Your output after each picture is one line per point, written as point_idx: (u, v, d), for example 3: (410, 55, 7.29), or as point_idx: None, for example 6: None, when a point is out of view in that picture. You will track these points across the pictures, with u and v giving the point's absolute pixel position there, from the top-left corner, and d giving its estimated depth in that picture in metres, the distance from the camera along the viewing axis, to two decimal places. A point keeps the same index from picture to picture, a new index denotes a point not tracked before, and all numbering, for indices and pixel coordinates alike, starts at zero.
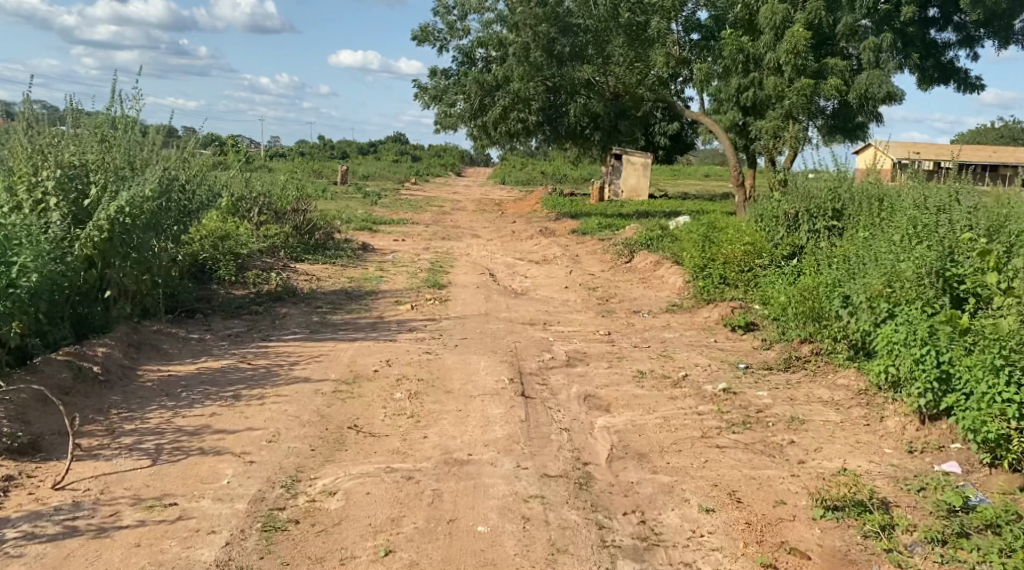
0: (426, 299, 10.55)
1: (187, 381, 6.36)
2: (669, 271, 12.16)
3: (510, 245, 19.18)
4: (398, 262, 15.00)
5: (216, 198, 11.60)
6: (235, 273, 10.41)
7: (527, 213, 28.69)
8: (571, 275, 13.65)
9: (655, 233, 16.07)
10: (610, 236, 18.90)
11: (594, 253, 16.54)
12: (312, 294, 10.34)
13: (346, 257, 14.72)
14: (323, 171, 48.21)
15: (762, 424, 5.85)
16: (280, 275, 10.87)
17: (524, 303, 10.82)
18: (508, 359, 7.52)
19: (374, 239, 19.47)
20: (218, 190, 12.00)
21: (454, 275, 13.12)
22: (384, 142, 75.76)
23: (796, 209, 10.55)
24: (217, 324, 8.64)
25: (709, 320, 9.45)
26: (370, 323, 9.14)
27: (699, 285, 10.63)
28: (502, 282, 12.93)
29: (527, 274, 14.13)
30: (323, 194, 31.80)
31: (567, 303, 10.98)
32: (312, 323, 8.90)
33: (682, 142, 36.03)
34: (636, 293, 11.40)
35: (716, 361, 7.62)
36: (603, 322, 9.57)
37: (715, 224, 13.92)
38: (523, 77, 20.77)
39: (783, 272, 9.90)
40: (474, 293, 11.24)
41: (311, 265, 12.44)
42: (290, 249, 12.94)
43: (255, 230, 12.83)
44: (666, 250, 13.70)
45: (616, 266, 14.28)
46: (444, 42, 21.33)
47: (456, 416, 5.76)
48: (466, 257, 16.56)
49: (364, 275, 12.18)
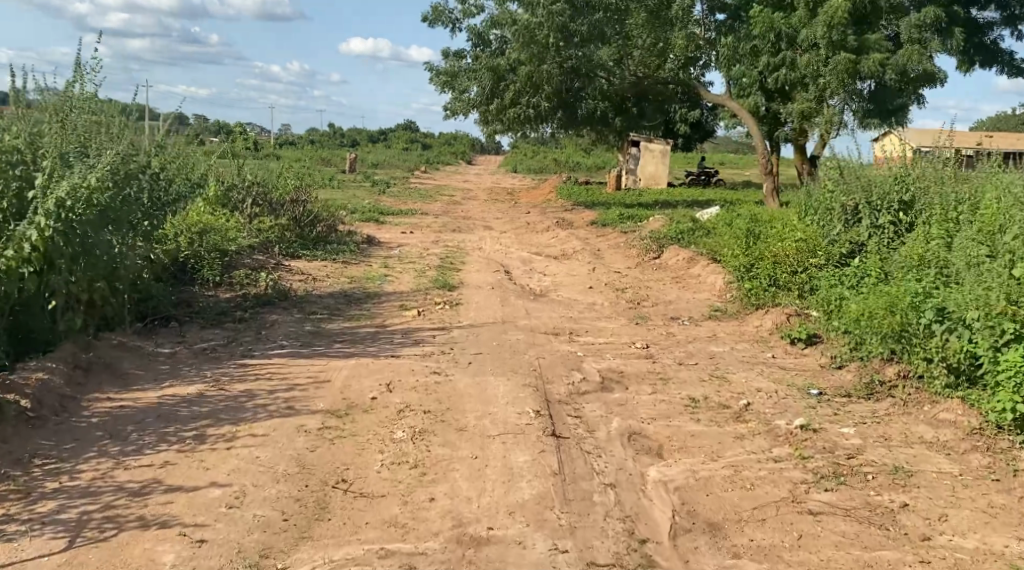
0: (435, 303, 9.35)
1: (141, 416, 5.17)
2: (707, 272, 10.90)
3: (524, 238, 17.93)
4: (405, 258, 13.77)
5: (198, 190, 10.40)
6: (220, 273, 9.25)
7: (542, 203, 27.46)
8: (595, 273, 12.43)
9: (685, 225, 14.82)
10: (633, 228, 17.69)
11: (618, 247, 15.29)
12: (307, 298, 9.15)
13: (348, 252, 13.53)
14: (332, 158, 47.07)
15: (858, 477, 4.63)
16: (272, 276, 9.69)
17: (545, 307, 9.60)
18: (532, 381, 6.32)
19: (381, 231, 18.30)
20: (201, 180, 10.80)
21: (466, 273, 11.92)
22: (395, 130, 74.72)
23: (855, 201, 9.52)
24: (192, 335, 7.45)
25: (762, 331, 8.21)
26: (372, 332, 7.94)
27: (744, 287, 9.41)
28: (519, 281, 11.73)
29: (545, 272, 12.91)
30: (328, 183, 30.60)
31: (594, 307, 9.77)
32: (304, 333, 7.72)
33: (703, 129, 34.90)
34: (672, 295, 10.16)
35: (782, 385, 6.39)
36: (638, 332, 8.34)
37: (753, 217, 12.67)
38: (536, 58, 19.49)
39: (842, 274, 8.68)
40: (489, 295, 10.04)
41: (308, 262, 11.26)
42: (285, 244, 11.74)
43: (247, 223, 11.64)
44: (699, 247, 12.47)
45: (644, 262, 13.04)
46: (457, 23, 20.07)
47: (470, 465, 4.55)
48: (479, 252, 15.34)
49: (368, 274, 10.99)
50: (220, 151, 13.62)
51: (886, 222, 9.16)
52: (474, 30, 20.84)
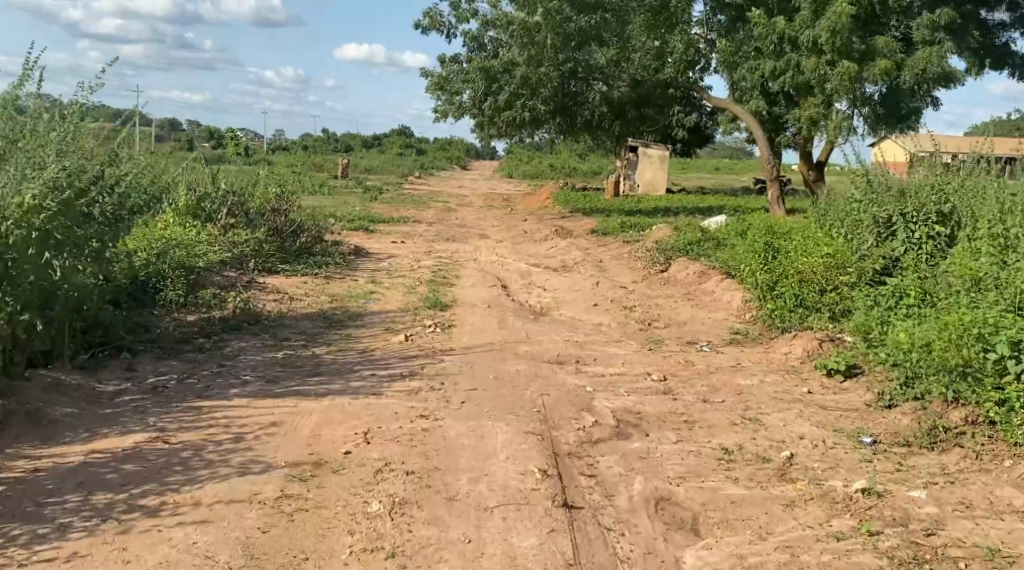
0: (423, 325, 8.40)
1: (60, 482, 4.28)
2: (723, 288, 9.98)
3: (521, 248, 17.02)
4: (394, 271, 12.83)
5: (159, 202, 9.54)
6: (185, 293, 8.35)
7: (537, 209, 26.58)
8: (599, 288, 11.52)
9: (693, 235, 13.88)
10: (636, 237, 16.80)
11: (620, 259, 14.38)
12: (281, 321, 8.20)
13: (332, 266, 12.57)
14: (324, 165, 46.10)
15: (947, 565, 3.79)
16: (243, 296, 8.76)
17: (547, 329, 8.67)
18: (536, 427, 5.39)
19: (370, 241, 17.37)
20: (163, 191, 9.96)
21: (459, 288, 11.00)
22: (389, 135, 73.94)
23: (888, 212, 8.60)
24: (144, 366, 6.52)
25: (793, 360, 7.30)
26: (352, 361, 7.00)
27: (767, 308, 8.50)
28: (517, 298, 10.82)
29: (546, 286, 11.97)
30: (318, 190, 29.69)
31: (600, 328, 8.85)
32: (275, 364, 6.78)
33: (701, 134, 33.63)
34: (687, 315, 9.24)
35: (829, 431, 5.48)
36: (652, 359, 7.42)
37: (770, 226, 11.73)
38: (532, 61, 18.56)
39: (879, 294, 7.78)
40: (485, 315, 9.10)
41: (286, 279, 10.31)
42: (261, 259, 10.81)
43: (221, 236, 10.72)
44: (712, 260, 11.55)
45: (650, 275, 12.12)
46: (451, 29, 19.17)
47: (463, 554, 3.74)
48: (473, 263, 14.41)
49: (351, 291, 10.06)
50: (191, 157, 12.66)
51: (922, 235, 8.24)
52: (468, 33, 19.87)
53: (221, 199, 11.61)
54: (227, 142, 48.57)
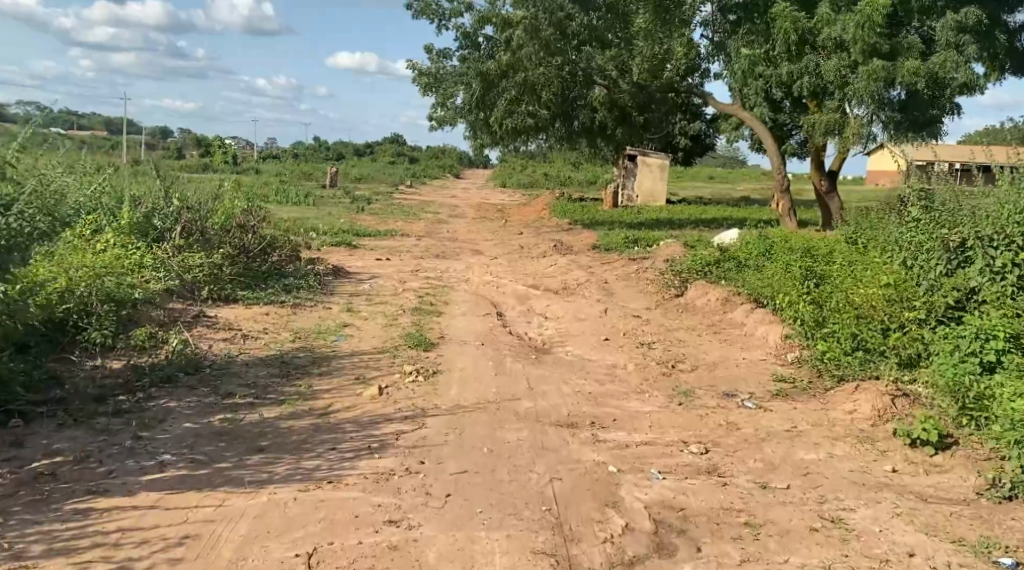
0: (402, 372, 6.91)
1: None
2: (756, 322, 8.54)
3: (518, 265, 15.61)
4: (375, 295, 11.38)
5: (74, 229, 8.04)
6: (114, 332, 6.94)
7: (533, 222, 25.15)
8: (607, 317, 10.09)
9: (709, 254, 12.45)
10: (642, 255, 15.41)
11: (628, 280, 12.97)
12: (227, 369, 6.70)
13: (303, 291, 11.12)
14: (313, 173, 44.67)
15: None
16: (187, 336, 7.31)
17: (552, 374, 7.20)
18: (546, 542, 4.05)
19: (352, 258, 15.94)
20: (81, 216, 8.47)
21: (448, 318, 9.56)
22: (381, 144, 72.59)
23: (963, 236, 7.10)
24: (36, 440, 5.07)
25: (860, 422, 5.86)
26: (309, 429, 5.52)
27: (818, 349, 7.09)
28: (516, 330, 9.40)
29: (546, 316, 10.50)
30: (303, 200, 28.22)
31: (615, 372, 7.42)
32: (208, 434, 5.30)
33: (702, 143, 32.40)
34: (717, 356, 7.79)
35: (945, 542, 4.14)
36: (686, 418, 5.94)
37: (801, 247, 10.29)
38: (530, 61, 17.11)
39: (961, 336, 6.32)
40: (477, 356, 7.62)
41: (244, 309, 8.82)
42: (216, 286, 9.34)
43: (171, 259, 9.25)
44: (738, 285, 10.10)
45: (665, 301, 10.71)
46: (444, 20, 17.73)
47: None
48: (463, 286, 12.94)
49: (320, 324, 8.60)
50: (140, 163, 11.15)
51: (1004, 263, 6.73)
52: (461, 31, 18.35)
53: (173, 216, 10.11)
54: (211, 150, 47.08)
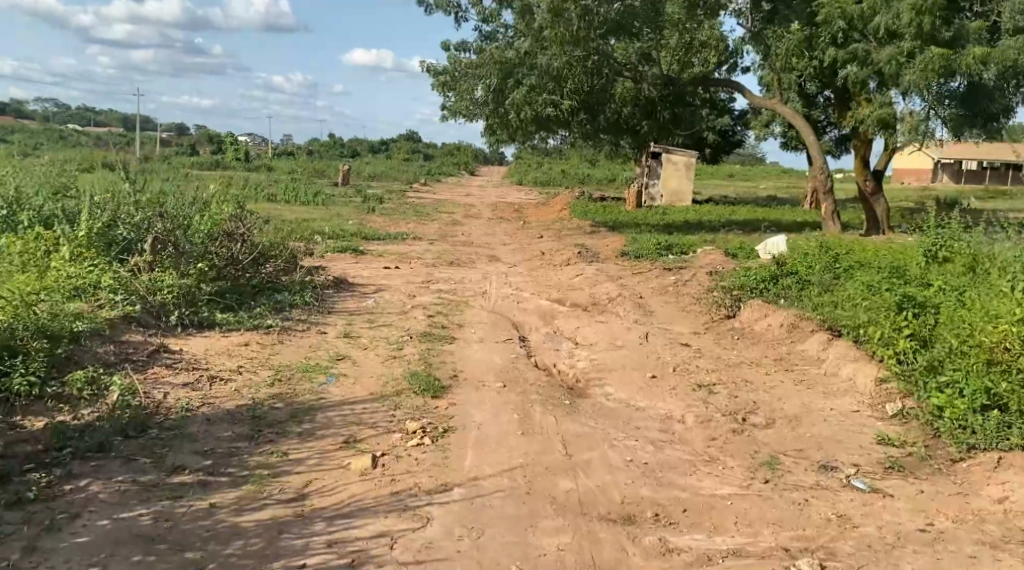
0: (404, 432, 5.43)
1: None
2: (840, 361, 7.03)
3: (540, 275, 14.15)
4: (379, 315, 9.93)
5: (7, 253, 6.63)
6: (42, 378, 5.50)
7: (552, 223, 23.63)
8: (650, 345, 8.59)
9: (761, 267, 10.92)
10: (678, 264, 13.91)
11: (667, 296, 11.46)
12: (181, 429, 5.22)
13: (296, 311, 9.68)
14: (325, 170, 43.35)
15: None
16: (138, 380, 5.85)
17: (593, 430, 5.72)
18: None
19: (357, 266, 14.51)
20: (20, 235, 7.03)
21: (462, 348, 8.09)
22: (396, 141, 71.30)
23: None
24: None
25: (1017, 517, 4.39)
26: (273, 531, 4.09)
27: (933, 404, 5.58)
28: (543, 364, 7.91)
29: (577, 342, 8.99)
30: (311, 199, 26.82)
31: (672, 427, 5.93)
32: (131, 542, 3.89)
33: (729, 140, 30.80)
34: (798, 406, 6.29)
35: None
36: (779, 509, 4.49)
37: (883, 267, 8.75)
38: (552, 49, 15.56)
39: None
40: (498, 405, 6.13)
41: (218, 339, 7.37)
42: (189, 310, 7.90)
43: (134, 279, 7.81)
44: (807, 310, 8.59)
45: (716, 327, 9.21)
46: (461, 12, 16.26)
47: None
48: (480, 301, 11.45)
49: (308, 359, 7.13)
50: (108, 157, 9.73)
51: None
52: (479, 17, 16.78)
53: (143, 223, 8.63)
54: (223, 148, 45.89)
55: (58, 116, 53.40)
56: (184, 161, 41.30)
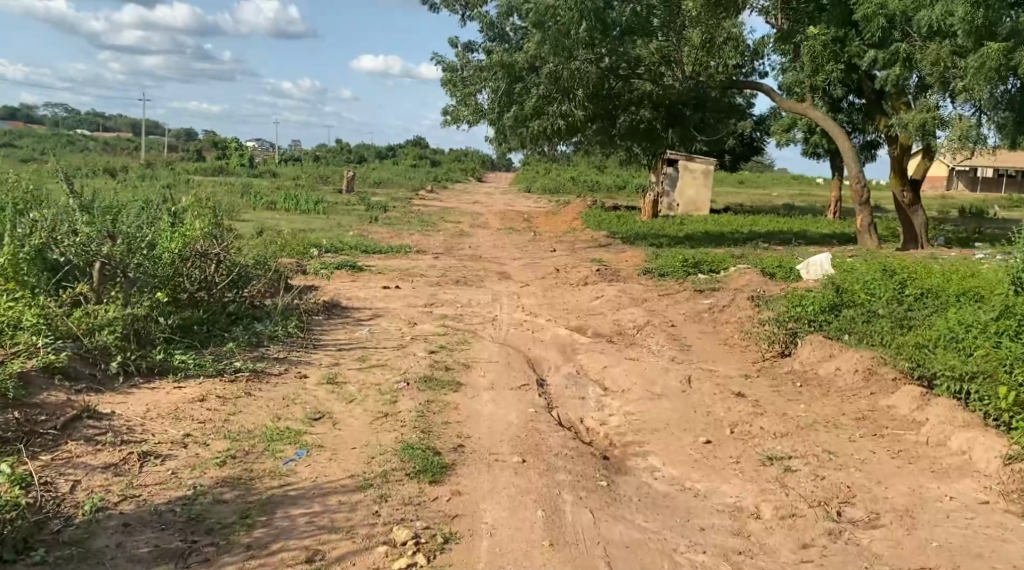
0: (392, 544, 4.07)
1: None
2: (946, 426, 5.58)
3: (555, 296, 12.70)
4: (372, 349, 8.51)
5: None
6: None
7: (564, 235, 22.24)
8: (693, 392, 7.12)
9: (814, 292, 9.43)
10: (710, 285, 12.43)
11: (704, 325, 9.97)
12: (85, 547, 3.86)
13: (274, 347, 8.30)
14: (330, 176, 42.07)
15: None
16: (41, 463, 4.49)
17: (642, 536, 4.35)
18: None
19: (352, 285, 13.13)
20: None
21: (467, 399, 6.65)
22: (404, 147, 70.03)
23: None
24: None
25: None
26: None
27: None
28: (567, 421, 6.47)
29: (605, 387, 7.54)
30: (312, 208, 25.47)
31: (745, 530, 4.51)
32: None
33: (750, 146, 29.36)
34: (905, 494, 4.86)
35: None
36: None
37: (976, 303, 7.26)
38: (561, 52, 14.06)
39: None
40: (513, 490, 4.73)
41: (168, 394, 5.98)
42: (138, 352, 6.54)
43: (67, 314, 6.44)
44: (883, 352, 7.13)
45: (770, 370, 7.74)
46: (466, 9, 14.80)
47: None
48: (489, 330, 9.99)
49: (276, 421, 5.71)
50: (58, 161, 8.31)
51: None
52: (485, 19, 15.21)
53: (88, 244, 7.23)
54: (227, 155, 44.71)
55: (64, 120, 52.58)
56: (187, 165, 40.20)
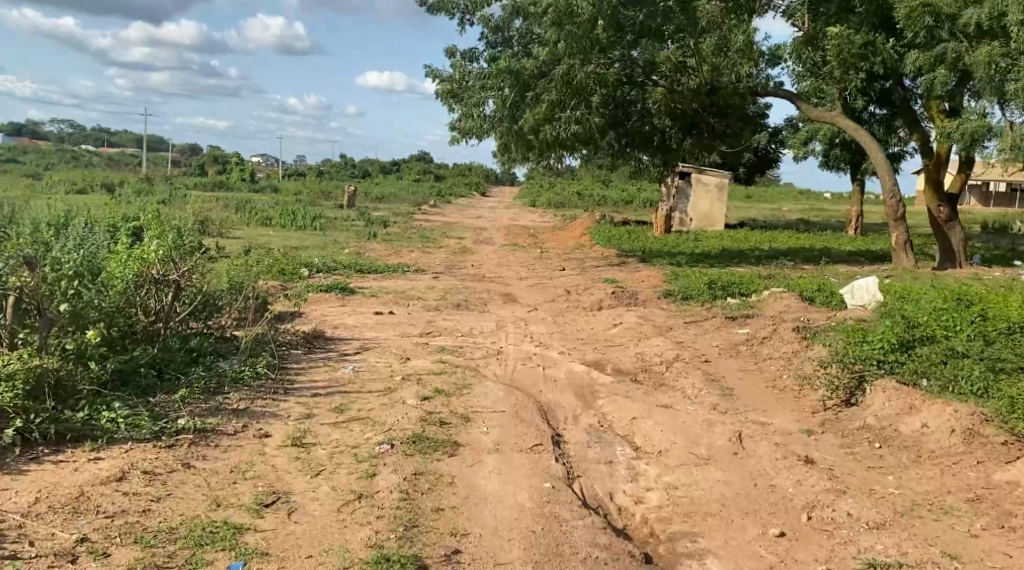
0: None
1: None
2: None
3: (567, 324, 11.30)
4: (351, 395, 7.10)
5: None
6: None
7: (573, 252, 20.88)
8: (747, 458, 5.68)
9: (870, 326, 7.93)
10: (740, 311, 11.01)
11: (743, 362, 8.54)
12: None
13: (234, 392, 6.92)
14: (332, 190, 40.84)
15: None
16: None
17: None
18: None
19: (340, 310, 11.74)
20: None
21: (462, 469, 5.23)
22: (408, 161, 68.96)
23: None
24: None
25: None
26: None
27: None
28: (591, 499, 5.06)
29: (637, 447, 6.12)
30: (309, 222, 24.14)
31: None
32: None
33: (767, 157, 27.96)
34: None
35: None
36: None
37: None
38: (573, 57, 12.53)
39: None
40: None
41: (74, 470, 4.60)
42: (45, 409, 5.19)
43: None
44: (983, 409, 5.71)
45: (836, 424, 6.31)
46: (466, 15, 13.46)
47: None
48: (494, 367, 8.56)
49: (210, 511, 4.33)
50: None
51: None
52: (489, 23, 13.85)
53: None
54: (228, 172, 43.57)
55: (69, 136, 51.73)
56: (184, 180, 38.92)
